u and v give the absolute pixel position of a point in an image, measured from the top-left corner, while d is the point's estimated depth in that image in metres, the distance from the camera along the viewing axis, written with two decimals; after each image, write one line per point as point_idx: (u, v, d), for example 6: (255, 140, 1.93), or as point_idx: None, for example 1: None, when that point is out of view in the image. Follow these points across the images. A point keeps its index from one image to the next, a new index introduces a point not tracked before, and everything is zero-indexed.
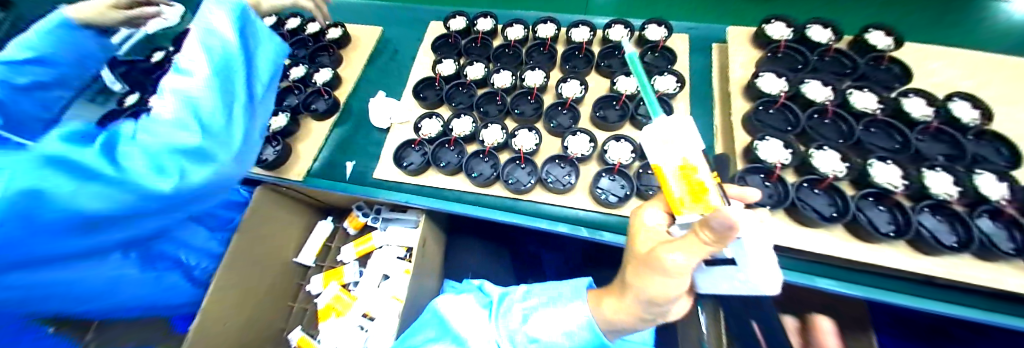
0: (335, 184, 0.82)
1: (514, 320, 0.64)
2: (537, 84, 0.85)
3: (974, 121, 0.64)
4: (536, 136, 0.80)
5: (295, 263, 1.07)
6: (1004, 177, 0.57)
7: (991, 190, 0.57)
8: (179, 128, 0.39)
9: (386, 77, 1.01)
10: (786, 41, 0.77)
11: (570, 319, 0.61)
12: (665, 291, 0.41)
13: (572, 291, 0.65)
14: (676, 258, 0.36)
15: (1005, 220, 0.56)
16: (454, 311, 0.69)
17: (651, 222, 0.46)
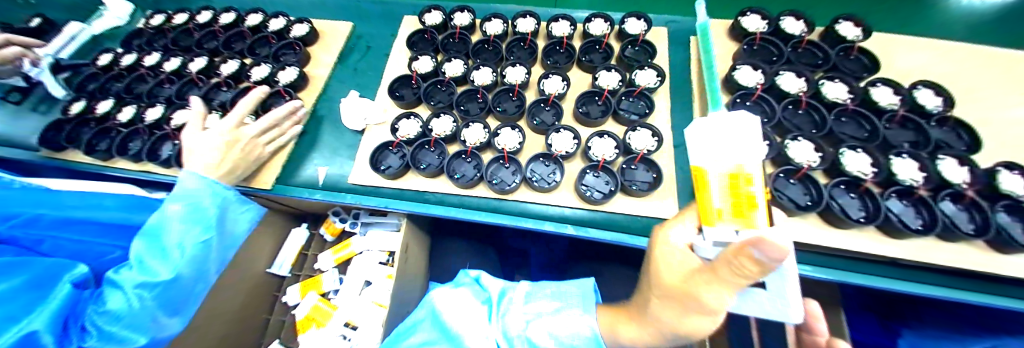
0: (306, 192, 0.78)
1: (516, 321, 0.58)
2: (518, 81, 0.83)
3: (937, 108, 0.67)
4: (519, 134, 0.78)
5: (270, 274, 1.02)
6: (965, 161, 0.61)
7: (953, 174, 0.60)
8: (161, 267, 0.48)
9: (361, 76, 0.96)
10: (762, 33, 0.78)
11: (572, 325, 0.56)
12: (701, 320, 0.44)
13: (575, 297, 0.62)
14: (713, 295, 0.38)
15: (965, 202, 0.59)
16: (449, 307, 0.61)
17: (677, 239, 0.43)
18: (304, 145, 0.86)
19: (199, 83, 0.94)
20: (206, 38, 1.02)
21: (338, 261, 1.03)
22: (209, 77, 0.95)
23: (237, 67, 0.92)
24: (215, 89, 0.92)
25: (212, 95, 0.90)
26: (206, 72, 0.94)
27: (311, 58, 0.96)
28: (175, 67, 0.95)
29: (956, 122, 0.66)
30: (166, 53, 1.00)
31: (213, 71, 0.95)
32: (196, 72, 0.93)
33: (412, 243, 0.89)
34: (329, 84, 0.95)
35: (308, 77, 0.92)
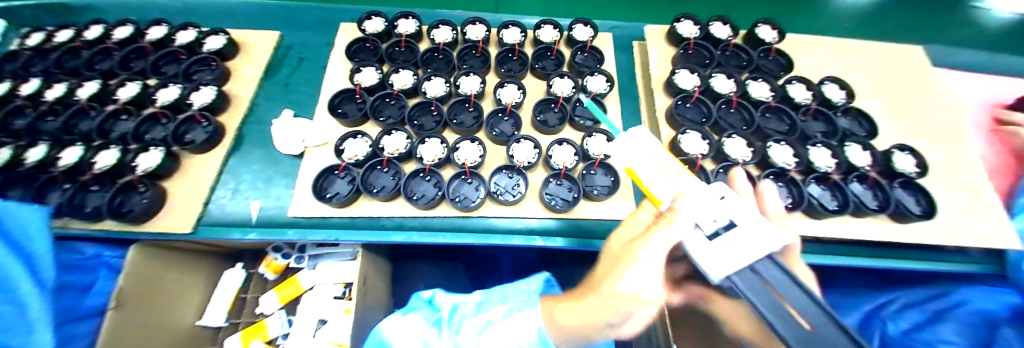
0: (236, 232, 0.67)
1: (468, 335, 0.58)
2: (473, 91, 0.80)
3: (842, 100, 0.78)
4: (479, 148, 0.75)
5: (199, 327, 0.87)
6: (868, 147, 0.73)
7: (859, 159, 0.72)
8: None
9: (293, 91, 0.86)
10: (695, 39, 0.83)
11: (525, 327, 0.56)
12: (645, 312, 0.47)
13: (523, 296, 0.62)
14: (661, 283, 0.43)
15: (870, 183, 0.70)
16: (399, 338, 0.59)
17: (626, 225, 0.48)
18: (232, 176, 0.74)
19: (90, 112, 0.77)
20: (97, 57, 0.84)
21: (283, 300, 0.91)
22: (102, 104, 0.78)
23: (137, 90, 0.76)
24: (111, 118, 0.76)
25: (108, 127, 0.75)
26: (98, 98, 0.77)
27: (232, 74, 0.83)
28: (58, 95, 0.77)
29: (856, 111, 0.78)
30: (46, 78, 0.82)
31: (108, 96, 0.78)
32: (84, 100, 0.76)
33: (372, 273, 0.81)
34: (256, 103, 0.83)
35: (229, 97, 0.80)
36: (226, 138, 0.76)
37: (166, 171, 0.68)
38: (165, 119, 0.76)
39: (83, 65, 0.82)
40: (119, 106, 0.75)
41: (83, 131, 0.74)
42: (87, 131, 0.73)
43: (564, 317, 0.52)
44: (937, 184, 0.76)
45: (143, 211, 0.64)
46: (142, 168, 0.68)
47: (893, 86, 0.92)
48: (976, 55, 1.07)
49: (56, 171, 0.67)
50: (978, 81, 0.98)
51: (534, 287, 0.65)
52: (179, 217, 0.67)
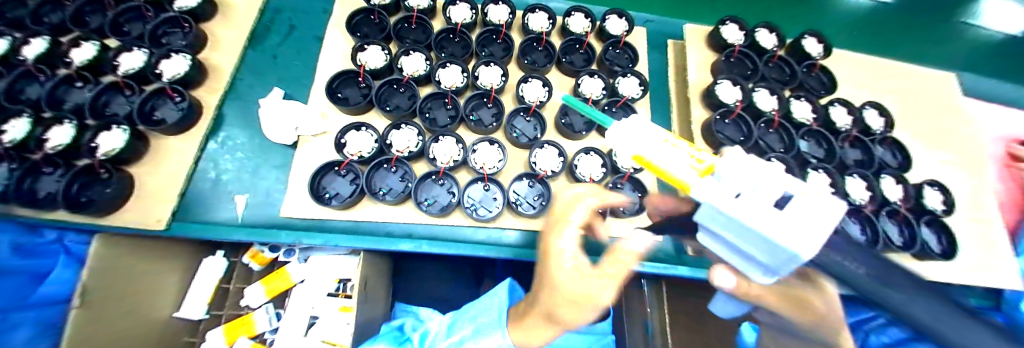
0: (223, 231, 0.60)
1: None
2: (494, 84, 0.72)
3: (881, 128, 0.76)
4: (500, 152, 0.68)
5: (175, 319, 0.80)
6: (901, 180, 0.72)
7: (892, 193, 0.72)
8: None
9: (284, 65, 0.74)
10: (740, 46, 0.77)
11: (488, 341, 0.55)
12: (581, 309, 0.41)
13: (492, 312, 0.58)
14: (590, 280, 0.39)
15: (899, 219, 0.70)
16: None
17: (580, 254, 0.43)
18: (212, 163, 0.65)
19: (38, 76, 0.65)
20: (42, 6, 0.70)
21: (270, 293, 0.84)
22: (53, 66, 0.66)
23: (94, 53, 0.64)
24: (64, 84, 0.65)
25: (61, 95, 0.64)
26: (49, 60, 0.64)
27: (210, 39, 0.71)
28: None
29: (893, 141, 0.76)
30: None
31: (61, 58, 0.65)
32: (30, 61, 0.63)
33: (371, 275, 0.76)
34: (240, 76, 0.72)
35: (206, 67, 0.68)
36: (204, 118, 0.65)
37: (133, 154, 0.59)
38: (129, 91, 0.65)
39: (27, 14, 0.68)
40: (74, 72, 0.63)
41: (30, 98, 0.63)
42: (35, 99, 0.62)
43: (524, 329, 0.51)
44: (956, 220, 0.76)
45: (107, 202, 0.55)
46: (104, 150, 0.59)
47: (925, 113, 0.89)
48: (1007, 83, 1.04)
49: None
50: (1012, 113, 0.95)
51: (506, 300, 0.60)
52: (150, 209, 0.58)
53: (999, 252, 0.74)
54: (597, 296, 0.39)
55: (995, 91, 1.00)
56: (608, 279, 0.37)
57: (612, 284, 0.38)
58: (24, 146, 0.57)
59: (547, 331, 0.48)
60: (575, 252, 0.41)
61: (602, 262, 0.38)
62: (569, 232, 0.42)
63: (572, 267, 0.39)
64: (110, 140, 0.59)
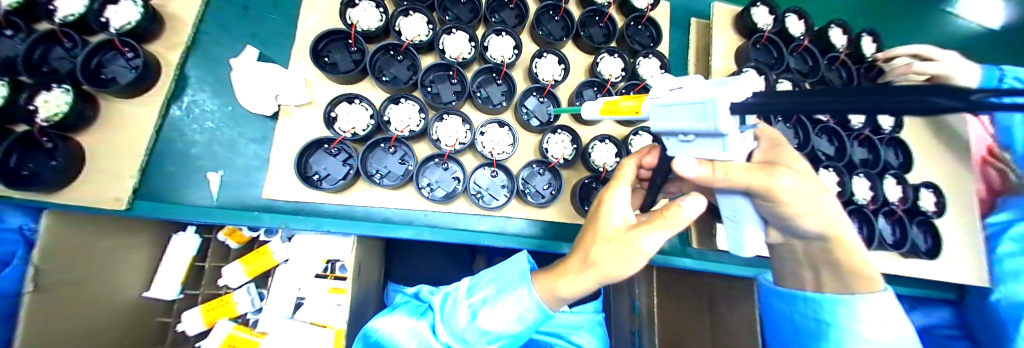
0: (192, 211, 0.52)
1: (461, 319, 0.52)
2: (505, 58, 0.64)
3: (891, 128, 0.76)
4: (510, 135, 0.63)
5: (146, 298, 0.74)
6: (901, 181, 0.73)
7: (892, 193, 0.73)
8: None
9: (257, 18, 0.63)
10: (768, 32, 0.71)
11: (515, 303, 0.51)
12: (620, 269, 0.41)
13: (516, 275, 0.53)
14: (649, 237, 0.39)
15: (893, 219, 0.72)
16: (394, 333, 0.57)
17: (619, 207, 0.43)
18: (178, 134, 0.56)
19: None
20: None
21: (251, 274, 0.78)
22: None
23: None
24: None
25: None
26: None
27: None
28: None
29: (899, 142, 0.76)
30: None
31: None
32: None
33: (364, 258, 0.71)
34: (204, 28, 0.60)
35: (162, 14, 0.56)
36: (165, 78, 0.55)
37: (79, 120, 0.49)
38: (69, 42, 0.53)
39: None
40: None
41: None
42: None
43: (564, 285, 0.46)
44: None
45: (50, 178, 0.46)
46: (44, 115, 0.48)
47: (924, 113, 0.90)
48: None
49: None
50: None
51: (527, 264, 0.54)
52: (106, 186, 0.50)
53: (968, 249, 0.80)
54: (642, 247, 0.39)
55: None
56: (660, 231, 0.39)
57: (659, 236, 0.39)
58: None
59: (568, 289, 0.46)
60: (625, 209, 0.43)
61: (656, 216, 0.39)
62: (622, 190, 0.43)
63: (618, 222, 0.42)
64: (49, 101, 0.49)
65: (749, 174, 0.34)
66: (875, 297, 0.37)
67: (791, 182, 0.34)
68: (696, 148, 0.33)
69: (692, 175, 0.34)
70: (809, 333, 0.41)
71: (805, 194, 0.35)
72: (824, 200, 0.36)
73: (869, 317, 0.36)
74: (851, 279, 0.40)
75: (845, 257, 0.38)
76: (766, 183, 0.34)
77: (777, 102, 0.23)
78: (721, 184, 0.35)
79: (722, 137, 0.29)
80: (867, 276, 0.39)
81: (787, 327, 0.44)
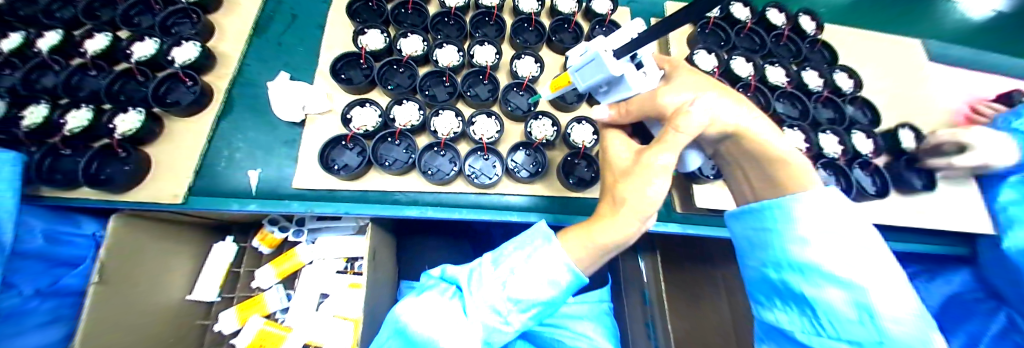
0: (237, 203, 0.64)
1: (493, 291, 0.50)
2: (489, 62, 0.76)
3: (852, 88, 0.85)
4: (496, 123, 0.72)
5: (189, 302, 0.83)
6: (872, 135, 0.80)
7: (864, 146, 0.78)
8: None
9: (287, 53, 0.80)
10: (714, 17, 0.84)
11: (546, 264, 0.50)
12: (650, 196, 0.43)
13: (539, 237, 0.52)
14: (664, 158, 0.43)
15: (872, 170, 0.77)
16: (421, 321, 0.52)
17: (619, 150, 0.50)
18: (225, 143, 0.70)
19: (53, 66, 0.72)
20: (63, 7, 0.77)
21: (281, 275, 0.86)
22: (67, 57, 0.73)
23: (107, 42, 0.72)
24: (80, 73, 0.72)
25: (79, 81, 0.71)
26: (64, 51, 0.72)
27: (218, 30, 0.77)
28: (14, 45, 0.71)
29: (862, 100, 0.85)
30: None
31: (74, 49, 0.73)
32: (46, 52, 0.71)
33: (379, 249, 0.79)
34: (247, 63, 0.77)
35: (215, 54, 0.74)
36: (214, 100, 0.71)
37: (149, 133, 0.64)
38: (142, 78, 0.72)
39: (40, 11, 0.76)
40: (89, 61, 0.71)
41: (49, 87, 0.71)
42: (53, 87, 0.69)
43: (602, 236, 0.46)
44: (922, 172, 0.82)
45: (127, 177, 0.60)
46: (121, 130, 0.64)
47: (891, 80, 0.96)
48: (967, 51, 1.12)
49: (19, 130, 0.62)
50: (980, 76, 1.02)
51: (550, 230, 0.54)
52: (169, 183, 0.63)
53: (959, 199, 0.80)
54: (660, 165, 0.43)
55: (966, 56, 1.08)
56: (668, 144, 0.42)
57: (671, 153, 0.42)
58: (45, 128, 0.63)
59: (608, 238, 0.46)
60: (626, 148, 0.51)
61: (660, 134, 0.43)
62: (617, 139, 0.52)
63: (625, 160, 0.49)
64: (125, 120, 0.65)
65: (639, 96, 0.47)
66: (809, 195, 0.40)
67: (670, 96, 0.45)
68: (617, 95, 0.49)
69: (605, 116, 0.51)
70: (763, 244, 0.45)
71: (682, 92, 0.46)
72: (703, 92, 0.45)
73: (809, 219, 0.39)
74: (773, 171, 0.44)
75: (752, 145, 0.44)
76: (649, 95, 0.46)
77: (644, 41, 0.37)
78: (630, 114, 0.49)
79: (623, 79, 0.45)
80: (780, 159, 0.43)
81: (749, 244, 0.48)
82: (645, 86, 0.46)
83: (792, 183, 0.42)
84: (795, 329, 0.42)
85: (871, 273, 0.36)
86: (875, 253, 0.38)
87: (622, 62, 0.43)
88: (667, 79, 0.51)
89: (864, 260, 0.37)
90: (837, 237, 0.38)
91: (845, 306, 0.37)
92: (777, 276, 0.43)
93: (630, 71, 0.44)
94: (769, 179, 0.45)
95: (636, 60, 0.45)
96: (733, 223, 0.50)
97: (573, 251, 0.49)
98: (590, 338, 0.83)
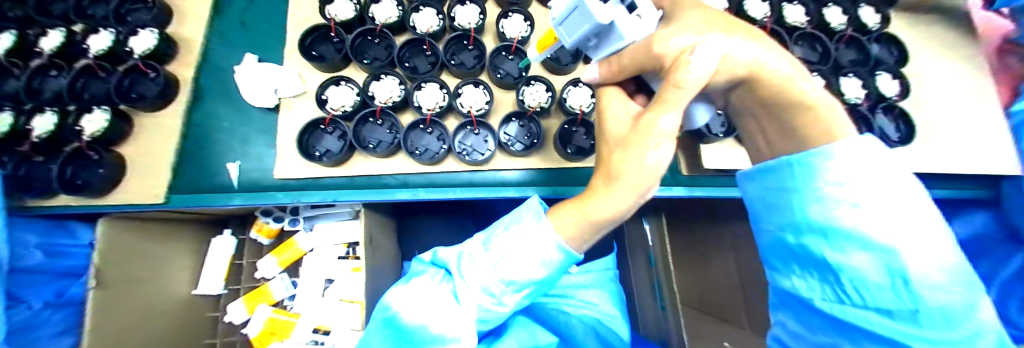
0: (221, 198, 0.62)
1: (484, 274, 0.49)
2: (472, 24, 0.69)
3: (877, 25, 0.77)
4: (485, 93, 0.66)
5: (198, 296, 0.84)
6: (896, 75, 0.74)
7: (888, 89, 0.73)
8: None
9: (253, 31, 0.73)
10: None
11: (537, 244, 0.47)
12: (649, 164, 0.39)
13: (529, 215, 0.49)
14: (666, 119, 0.37)
15: (895, 114, 0.71)
16: (411, 307, 0.50)
17: (616, 112, 0.46)
18: (201, 137, 0.66)
19: (13, 71, 0.67)
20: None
21: (283, 264, 0.86)
22: (25, 59, 0.68)
23: (62, 38, 0.66)
24: (40, 75, 0.67)
25: (40, 84, 0.66)
26: (20, 52, 0.67)
27: (176, 12, 0.70)
28: None
29: (889, 38, 0.77)
30: None
31: (32, 49, 0.68)
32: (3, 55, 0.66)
33: (376, 233, 0.77)
34: (212, 47, 0.71)
35: (177, 39, 0.68)
36: (182, 90, 0.66)
37: (117, 133, 0.60)
38: (103, 72, 0.67)
39: None
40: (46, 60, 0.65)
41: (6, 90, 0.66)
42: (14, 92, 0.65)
43: (596, 208, 0.43)
44: (945, 114, 0.77)
45: (103, 181, 0.58)
46: (89, 132, 0.60)
47: (923, 10, 0.86)
48: None
49: None
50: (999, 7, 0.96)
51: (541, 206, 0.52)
52: (147, 184, 0.60)
53: (980, 141, 0.76)
54: (659, 128, 0.38)
55: None
56: (668, 103, 0.37)
57: (674, 113, 0.37)
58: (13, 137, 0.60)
59: (601, 212, 0.43)
60: (622, 108, 0.46)
61: (659, 91, 0.38)
62: (613, 101, 0.47)
63: (620, 124, 0.45)
64: (92, 121, 0.61)
65: (633, 46, 0.41)
66: (840, 146, 0.34)
67: (672, 41, 0.39)
68: (608, 48, 0.43)
69: (594, 76, 0.48)
70: (778, 205, 0.41)
71: (688, 36, 0.40)
72: (709, 33, 0.40)
73: (838, 175, 0.34)
74: (796, 121, 0.39)
75: (770, 89, 0.38)
76: (643, 43, 0.40)
77: None
78: (623, 70, 0.44)
79: (615, 27, 0.39)
80: (809, 106, 0.38)
81: (763, 206, 0.44)
82: (639, 32, 0.39)
83: (818, 135, 0.38)
84: (814, 296, 0.38)
85: (912, 234, 0.31)
86: (920, 212, 0.33)
87: (611, 5, 0.37)
88: (670, 20, 0.45)
89: (904, 219, 0.32)
90: (883, 197, 0.33)
91: (873, 271, 0.33)
92: (794, 240, 0.39)
93: (622, 15, 0.38)
94: (788, 132, 0.40)
95: (626, 1, 0.38)
96: (746, 184, 0.46)
97: (564, 228, 0.46)
98: (596, 305, 0.83)
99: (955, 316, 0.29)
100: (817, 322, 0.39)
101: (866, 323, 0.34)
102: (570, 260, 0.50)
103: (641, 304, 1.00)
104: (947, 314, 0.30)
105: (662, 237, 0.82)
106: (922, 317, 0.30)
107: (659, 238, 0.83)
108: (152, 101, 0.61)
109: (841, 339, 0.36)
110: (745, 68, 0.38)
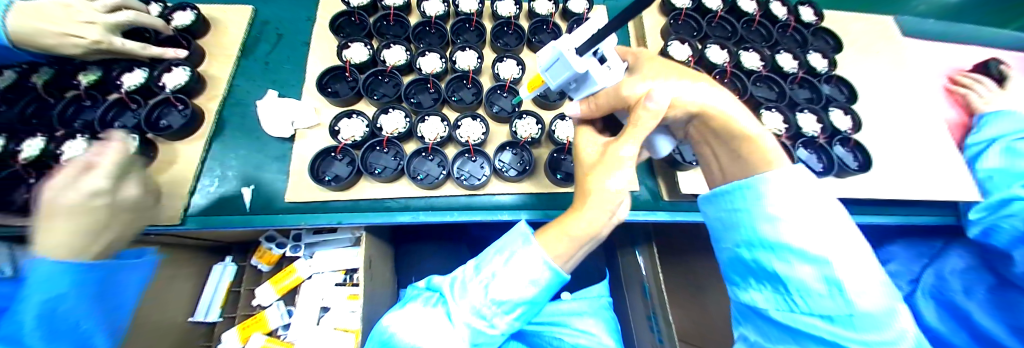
0: (234, 222, 0.66)
1: (474, 295, 0.51)
2: (470, 66, 0.79)
3: (825, 68, 0.89)
4: (481, 125, 0.74)
5: (191, 325, 0.84)
6: (848, 111, 0.83)
7: (842, 123, 0.82)
8: None
9: (275, 71, 0.82)
10: (686, 10, 0.89)
11: (522, 261, 0.51)
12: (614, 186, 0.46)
13: (517, 238, 0.53)
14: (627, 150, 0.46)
15: (850, 146, 0.80)
16: (409, 332, 0.52)
17: (588, 143, 0.53)
18: (218, 162, 0.72)
19: (49, 99, 0.74)
20: None
21: (280, 291, 0.87)
22: (63, 90, 0.75)
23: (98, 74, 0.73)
24: (75, 104, 0.74)
25: (76, 114, 0.73)
26: (58, 84, 0.74)
27: (208, 55, 0.80)
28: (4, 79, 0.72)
29: (838, 79, 0.88)
30: None
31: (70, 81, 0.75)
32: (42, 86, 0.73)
33: (376, 258, 0.81)
34: (236, 84, 0.79)
35: (207, 78, 0.77)
36: (206, 122, 0.73)
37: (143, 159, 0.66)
38: (134, 105, 0.74)
39: None
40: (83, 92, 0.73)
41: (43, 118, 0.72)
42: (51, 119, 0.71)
43: (575, 227, 0.48)
44: (897, 144, 0.86)
45: None
46: None
47: (864, 56, 1.00)
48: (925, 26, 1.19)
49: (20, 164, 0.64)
50: (927, 56, 1.13)
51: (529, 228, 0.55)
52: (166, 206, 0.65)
53: (937, 170, 0.84)
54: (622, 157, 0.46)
55: (922, 34, 1.18)
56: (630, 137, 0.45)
57: (633, 146, 0.46)
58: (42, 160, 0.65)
59: (579, 231, 0.48)
60: (594, 139, 0.53)
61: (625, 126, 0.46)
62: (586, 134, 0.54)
63: (592, 154, 0.51)
64: None
65: (605, 91, 0.49)
66: (776, 174, 0.41)
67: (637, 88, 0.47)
68: (586, 91, 0.51)
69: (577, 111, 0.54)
70: (734, 226, 0.45)
71: (645, 82, 0.49)
72: (665, 80, 0.50)
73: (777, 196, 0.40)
74: (739, 147, 0.46)
75: (717, 122, 0.47)
76: (613, 88, 0.48)
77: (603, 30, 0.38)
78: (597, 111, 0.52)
79: (589, 75, 0.47)
80: (746, 137, 0.45)
81: (721, 226, 0.48)
82: (609, 80, 0.47)
83: (758, 161, 0.43)
84: (769, 307, 0.41)
85: (840, 248, 0.36)
86: (844, 226, 0.38)
87: (586, 58, 0.44)
88: (635, 69, 0.55)
89: (834, 236, 0.37)
90: (820, 214, 0.38)
91: (815, 281, 0.36)
92: (749, 256, 0.42)
93: (595, 66, 0.46)
94: (736, 157, 0.46)
95: (599, 55, 0.47)
96: (705, 207, 0.50)
97: (552, 248, 0.51)
98: (593, 334, 0.83)
99: (882, 320, 0.34)
100: (774, 330, 0.42)
101: (814, 329, 0.37)
102: (557, 280, 0.53)
103: (637, 334, 1.01)
104: (875, 319, 0.34)
105: (653, 263, 0.86)
106: (857, 321, 0.34)
107: (651, 264, 0.87)
108: (181, 131, 0.68)
109: (795, 345, 0.39)
110: (695, 106, 0.48)
